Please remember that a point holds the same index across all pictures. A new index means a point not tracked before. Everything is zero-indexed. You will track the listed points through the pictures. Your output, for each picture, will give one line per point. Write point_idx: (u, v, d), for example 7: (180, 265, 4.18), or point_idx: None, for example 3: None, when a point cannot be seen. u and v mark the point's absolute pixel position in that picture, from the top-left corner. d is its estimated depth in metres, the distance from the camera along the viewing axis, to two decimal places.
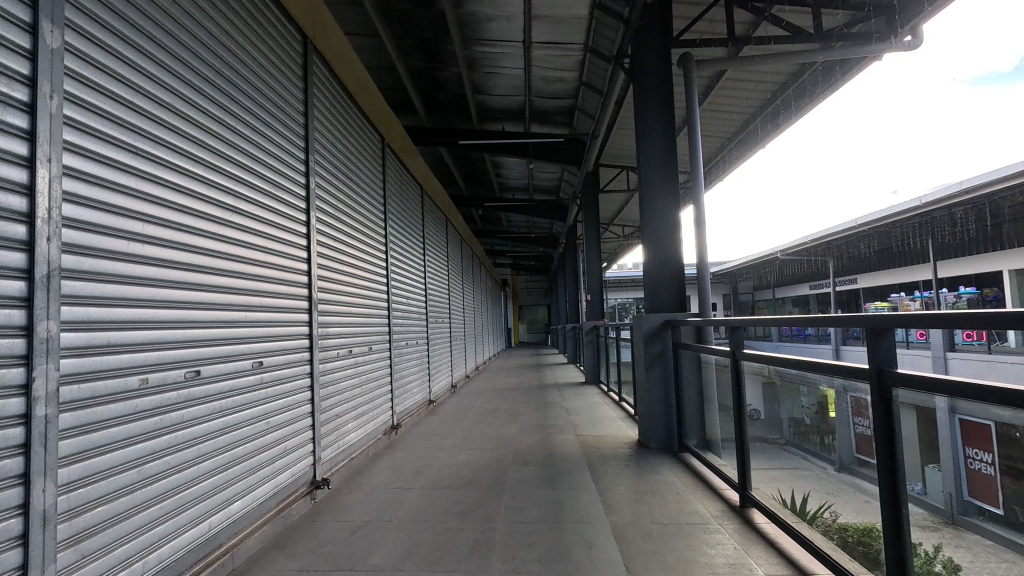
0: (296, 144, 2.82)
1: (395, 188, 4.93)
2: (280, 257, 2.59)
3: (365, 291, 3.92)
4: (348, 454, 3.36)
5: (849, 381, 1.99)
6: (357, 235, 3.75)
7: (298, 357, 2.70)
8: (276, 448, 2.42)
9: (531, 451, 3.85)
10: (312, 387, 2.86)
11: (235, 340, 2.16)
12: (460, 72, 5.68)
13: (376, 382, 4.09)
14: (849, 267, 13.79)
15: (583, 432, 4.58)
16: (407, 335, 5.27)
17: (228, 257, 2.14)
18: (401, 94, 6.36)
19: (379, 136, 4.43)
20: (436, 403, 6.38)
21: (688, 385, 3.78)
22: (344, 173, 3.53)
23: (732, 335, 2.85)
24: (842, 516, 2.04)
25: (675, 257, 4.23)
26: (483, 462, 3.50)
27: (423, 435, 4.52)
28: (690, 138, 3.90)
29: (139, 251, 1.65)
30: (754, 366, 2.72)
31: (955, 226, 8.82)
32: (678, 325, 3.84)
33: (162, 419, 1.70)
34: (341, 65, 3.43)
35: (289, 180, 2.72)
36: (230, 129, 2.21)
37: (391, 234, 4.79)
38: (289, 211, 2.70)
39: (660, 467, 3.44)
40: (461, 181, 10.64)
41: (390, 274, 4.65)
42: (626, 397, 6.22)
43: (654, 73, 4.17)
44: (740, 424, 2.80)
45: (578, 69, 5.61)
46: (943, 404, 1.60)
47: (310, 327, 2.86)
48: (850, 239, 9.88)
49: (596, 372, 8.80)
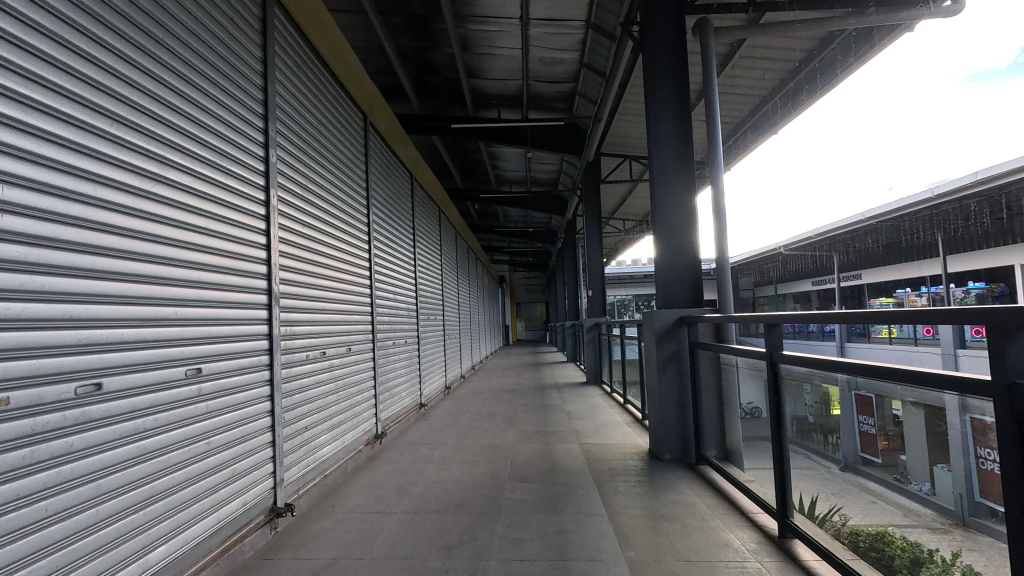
0: (251, 121, 2.51)
1: (380, 175, 4.65)
2: (231, 249, 2.29)
3: (343, 288, 3.65)
4: (320, 471, 3.08)
5: (852, 379, 2.09)
6: (330, 224, 3.44)
7: (251, 364, 2.40)
8: (219, 472, 2.12)
9: (529, 463, 3.59)
10: (272, 397, 2.57)
11: (160, 344, 1.84)
12: (454, 54, 5.40)
13: (357, 387, 3.80)
14: (852, 264, 13.54)
15: (587, 439, 4.33)
16: (394, 335, 4.99)
17: (150, 243, 1.81)
18: (390, 78, 6.05)
19: (361, 116, 4.16)
20: (428, 408, 6.10)
21: (707, 387, 3.54)
22: (317, 157, 3.26)
23: (767, 334, 2.57)
24: (852, 520, 2.10)
25: (690, 251, 3.95)
26: (473, 478, 3.22)
27: (410, 445, 4.25)
28: (710, 115, 3.65)
29: (11, 225, 1.33)
30: (793, 370, 2.46)
31: (967, 219, 8.57)
32: (695, 322, 3.58)
33: (36, 451, 1.36)
34: (307, 36, 3.15)
35: (241, 162, 2.41)
36: (159, 98, 1.89)
37: (375, 225, 4.48)
38: (241, 197, 2.39)
39: (679, 483, 3.17)
40: (456, 173, 10.33)
41: (374, 268, 4.38)
42: (631, 400, 5.95)
43: (667, 45, 3.91)
44: (777, 433, 2.53)
45: (579, 49, 5.34)
46: (953, 402, 1.68)
47: (271, 328, 2.58)
48: (858, 234, 9.64)
49: (598, 372, 8.51)
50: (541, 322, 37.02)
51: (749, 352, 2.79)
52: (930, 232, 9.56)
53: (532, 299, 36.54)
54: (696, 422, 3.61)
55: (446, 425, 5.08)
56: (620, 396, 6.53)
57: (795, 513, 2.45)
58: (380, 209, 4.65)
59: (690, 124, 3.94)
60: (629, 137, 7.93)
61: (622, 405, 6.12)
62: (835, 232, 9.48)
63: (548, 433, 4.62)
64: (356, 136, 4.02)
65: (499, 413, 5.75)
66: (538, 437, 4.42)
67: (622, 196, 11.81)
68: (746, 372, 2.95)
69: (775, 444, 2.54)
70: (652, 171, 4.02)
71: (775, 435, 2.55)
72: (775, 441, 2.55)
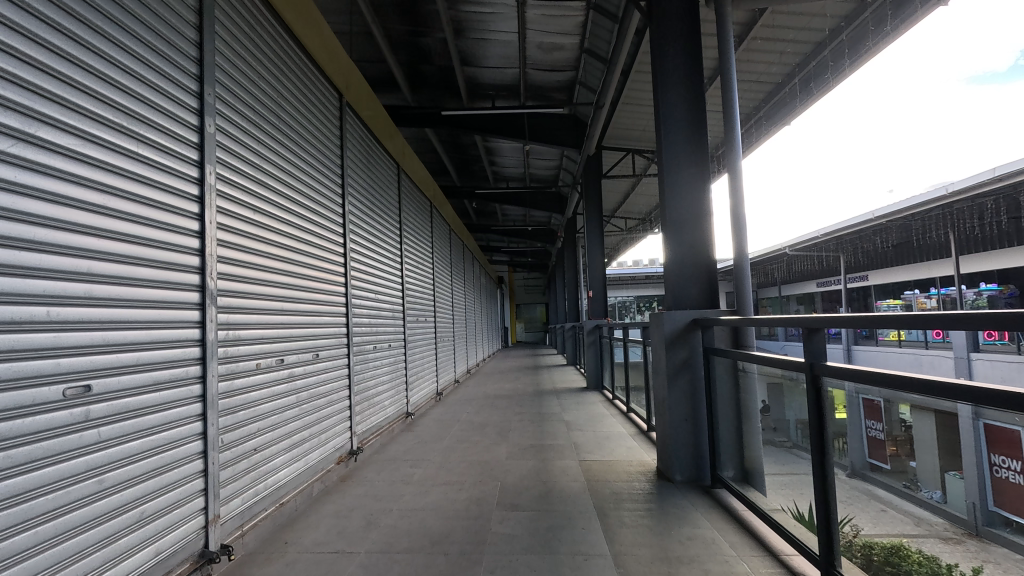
0: (174, 96, 2.17)
1: (358, 169, 4.35)
2: (146, 248, 1.97)
3: (311, 291, 3.41)
4: (276, 498, 2.84)
5: (858, 384, 2.03)
6: (290, 221, 3.16)
7: (170, 378, 2.06)
8: (124, 510, 1.80)
9: (522, 486, 3.31)
10: (204, 416, 2.25)
11: (23, 357, 1.49)
12: (446, 39, 5.15)
13: (326, 402, 3.56)
14: (859, 266, 13.22)
15: (587, 456, 4.05)
16: (376, 341, 4.73)
17: (28, 227, 1.52)
18: (380, 65, 5.80)
19: (333, 99, 3.88)
20: (416, 417, 5.84)
21: (722, 397, 3.27)
22: (272, 148, 2.98)
23: (809, 339, 2.25)
24: (864, 531, 2.02)
25: (704, 247, 3.68)
26: (449, 506, 2.95)
27: (389, 462, 3.99)
28: (725, 95, 3.40)
29: None
30: (838, 382, 2.14)
31: (982, 218, 8.33)
32: (710, 326, 3.33)
33: None
34: (261, 7, 2.88)
35: (161, 146, 2.08)
36: (29, 60, 1.54)
37: (352, 218, 4.21)
38: (161, 188, 2.07)
39: (689, 512, 2.89)
40: (453, 169, 10.09)
41: (350, 267, 4.10)
42: (634, 408, 5.69)
43: (678, 25, 3.69)
44: (819, 454, 2.21)
45: (580, 33, 5.08)
46: (965, 409, 1.60)
47: (206, 335, 2.28)
48: (867, 233, 9.39)
49: (598, 376, 8.25)
50: (541, 326, 36.72)
51: (785, 362, 2.46)
52: (940, 232, 9.29)
53: (532, 299, 36.23)
54: (712, 439, 3.34)
55: (432, 438, 4.80)
56: (623, 404, 6.25)
57: (840, 545, 2.13)
58: (358, 205, 4.35)
59: (705, 108, 3.68)
60: (632, 129, 7.68)
61: (626, 413, 5.85)
62: (843, 232, 9.22)
63: (543, 447, 4.36)
64: (326, 126, 3.75)
65: (493, 423, 5.47)
66: (533, 453, 4.16)
67: (624, 193, 11.52)
68: (765, 381, 2.77)
69: (817, 465, 2.21)
70: (659, 160, 3.77)
71: (815, 458, 2.21)
72: (815, 460, 2.22)
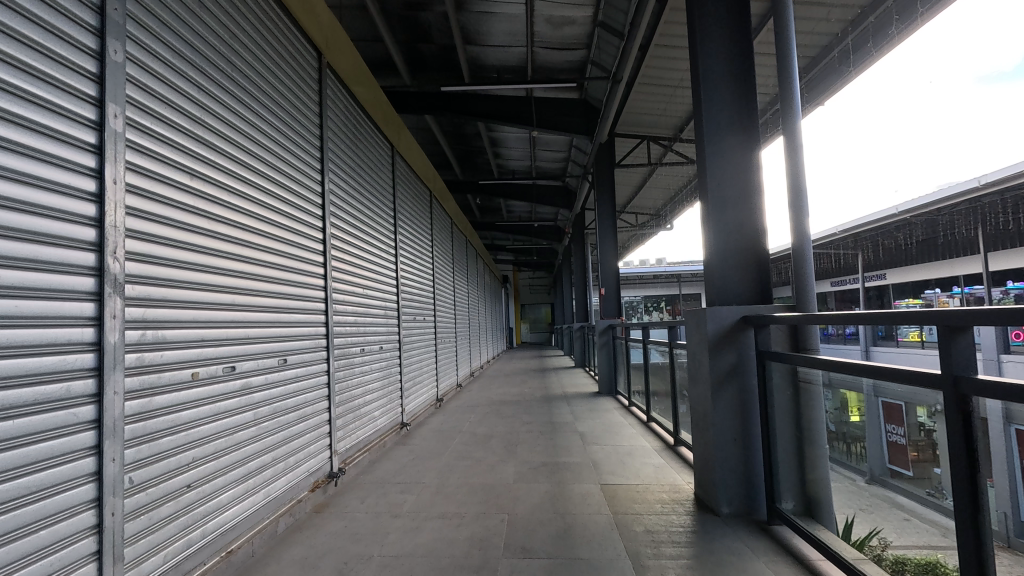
0: (59, 30, 1.76)
1: (340, 154, 3.98)
2: (10, 205, 1.59)
3: (269, 292, 3.01)
4: (223, 540, 2.50)
5: (879, 386, 2.15)
6: (248, 205, 2.83)
7: (34, 401, 1.64)
8: None
9: (534, 522, 2.94)
10: (100, 445, 1.84)
11: None
12: (447, 13, 4.82)
13: (297, 419, 3.23)
14: (878, 263, 12.86)
15: (609, 478, 3.68)
16: (364, 344, 4.37)
17: None
18: (377, 45, 5.50)
19: (312, 61, 3.57)
20: (412, 428, 5.49)
21: (781, 412, 2.92)
22: (221, 133, 2.63)
23: (955, 342, 1.73)
24: (901, 546, 2.04)
25: (753, 223, 3.40)
26: (442, 553, 2.58)
27: (375, 485, 3.65)
28: (783, 51, 3.19)
29: None
30: (995, 404, 1.66)
31: (1012, 212, 7.93)
32: (765, 325, 2.99)
33: None
34: None
35: (31, 92, 1.67)
36: None
37: (335, 197, 3.87)
38: (31, 140, 1.66)
39: (734, 560, 2.50)
40: (456, 162, 9.81)
41: (331, 258, 3.75)
42: (655, 415, 5.34)
43: None
44: (973, 513, 1.70)
45: (594, 4, 4.73)
46: (998, 409, 1.65)
47: (105, 347, 1.88)
48: (888, 229, 8.98)
49: (611, 382, 7.82)
50: (547, 326, 36.35)
51: (827, 364, 2.39)
52: (969, 226, 8.88)
53: (538, 300, 35.93)
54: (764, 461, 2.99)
55: (429, 454, 4.45)
56: (642, 412, 5.88)
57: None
58: (340, 192, 3.98)
59: (753, 88, 3.39)
60: (646, 114, 7.33)
61: (646, 423, 5.47)
62: (858, 229, 8.82)
63: (553, 466, 4.00)
64: (299, 108, 3.38)
65: (496, 435, 5.11)
66: (544, 474, 3.80)
67: (637, 185, 11.19)
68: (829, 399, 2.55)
69: (966, 521, 1.71)
70: (699, 127, 3.49)
71: (964, 511, 1.72)
72: (964, 513, 1.72)
